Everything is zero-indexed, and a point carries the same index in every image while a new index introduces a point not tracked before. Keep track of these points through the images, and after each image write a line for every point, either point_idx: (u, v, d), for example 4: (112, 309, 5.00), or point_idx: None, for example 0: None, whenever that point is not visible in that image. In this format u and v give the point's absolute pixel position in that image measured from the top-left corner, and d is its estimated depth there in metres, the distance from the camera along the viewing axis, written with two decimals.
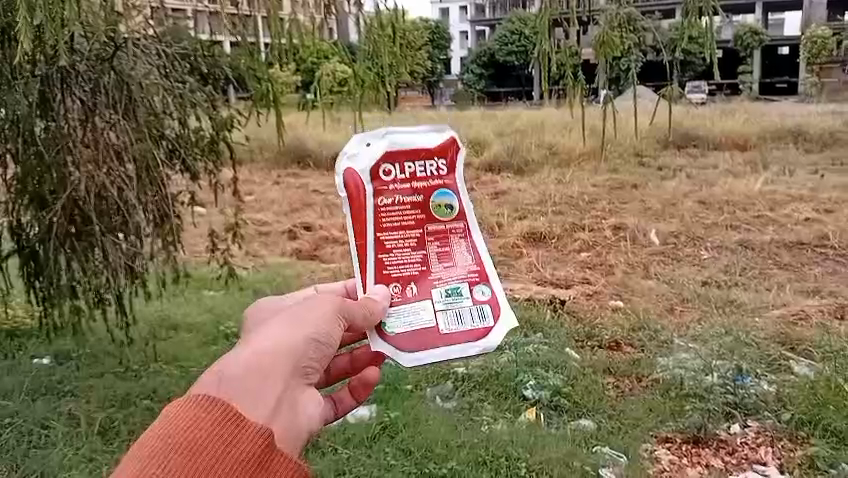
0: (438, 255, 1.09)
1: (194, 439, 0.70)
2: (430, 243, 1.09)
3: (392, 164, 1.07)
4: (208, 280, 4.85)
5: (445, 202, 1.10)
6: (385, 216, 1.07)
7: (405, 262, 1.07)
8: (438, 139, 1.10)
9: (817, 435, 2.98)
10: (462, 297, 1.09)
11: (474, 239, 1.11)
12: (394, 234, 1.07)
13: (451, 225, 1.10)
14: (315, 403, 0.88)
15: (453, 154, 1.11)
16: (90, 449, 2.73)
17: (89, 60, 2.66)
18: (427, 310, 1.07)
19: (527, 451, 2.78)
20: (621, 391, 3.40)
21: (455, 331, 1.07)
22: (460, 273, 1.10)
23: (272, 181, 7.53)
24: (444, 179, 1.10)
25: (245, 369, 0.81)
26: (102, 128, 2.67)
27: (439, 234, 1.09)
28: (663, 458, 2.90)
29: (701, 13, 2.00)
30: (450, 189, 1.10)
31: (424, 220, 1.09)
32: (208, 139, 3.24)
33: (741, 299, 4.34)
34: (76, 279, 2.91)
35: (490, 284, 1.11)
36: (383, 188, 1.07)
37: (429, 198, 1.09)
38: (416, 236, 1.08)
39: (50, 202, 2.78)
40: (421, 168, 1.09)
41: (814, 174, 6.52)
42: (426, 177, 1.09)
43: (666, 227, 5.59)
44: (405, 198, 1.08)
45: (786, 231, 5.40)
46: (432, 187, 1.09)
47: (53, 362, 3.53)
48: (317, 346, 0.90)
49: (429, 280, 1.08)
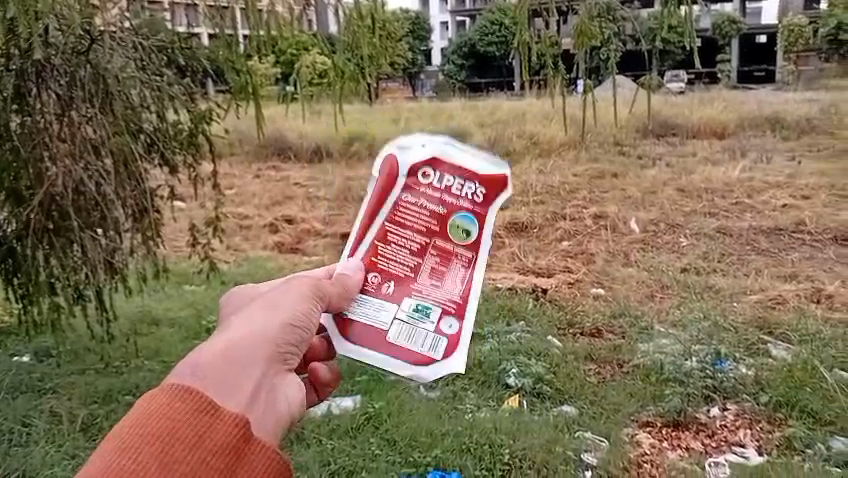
0: (430, 268, 1.03)
1: (167, 430, 0.70)
2: (429, 255, 1.03)
3: (436, 171, 1.04)
4: (189, 274, 4.83)
5: (467, 227, 1.03)
6: (400, 212, 1.04)
7: (396, 259, 1.04)
8: (495, 169, 1.04)
9: (794, 416, 3.04)
10: (428, 319, 1.02)
11: (475, 274, 1.03)
12: (398, 231, 1.04)
13: (459, 249, 1.03)
14: (293, 390, 0.87)
15: (498, 190, 1.04)
16: (73, 446, 2.72)
17: (64, 53, 2.60)
18: (389, 312, 1.02)
19: (510, 437, 2.81)
20: (602, 377, 3.44)
21: (402, 351, 1.02)
22: (442, 296, 1.03)
23: (253, 175, 7.49)
24: (477, 205, 1.03)
25: (219, 360, 0.80)
26: (79, 122, 2.64)
27: (442, 251, 1.03)
28: (644, 441, 2.95)
29: (679, 2, 2.02)
30: (475, 216, 1.03)
31: (435, 233, 1.03)
32: (187, 132, 3.20)
33: (719, 285, 4.41)
34: (54, 276, 2.87)
35: (462, 321, 1.03)
36: (415, 189, 1.04)
37: (450, 216, 1.03)
38: (420, 242, 1.03)
39: (27, 198, 2.77)
40: (458, 186, 1.04)
41: (791, 161, 6.60)
42: (458, 194, 1.03)
43: (646, 215, 5.64)
44: (428, 204, 1.04)
45: (764, 217, 5.48)
46: (459, 207, 1.03)
47: (33, 360, 3.50)
48: (292, 332, 0.90)
49: (408, 286, 1.03)
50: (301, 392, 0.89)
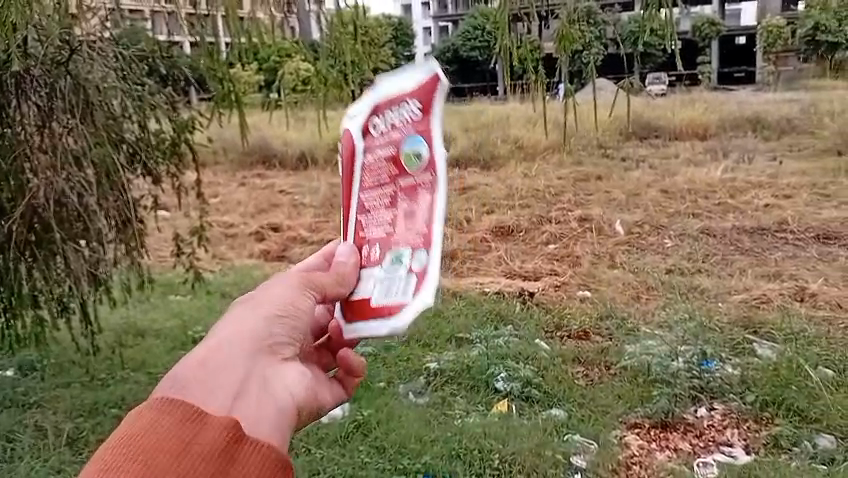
0: (400, 215, 0.92)
1: (151, 442, 0.70)
2: (399, 202, 0.91)
3: (379, 115, 0.93)
4: (174, 284, 4.79)
5: (416, 151, 0.89)
6: (363, 174, 0.95)
7: (374, 223, 0.94)
8: (420, 74, 0.89)
9: (781, 415, 3.06)
10: (400, 265, 0.91)
11: (438, 196, 0.88)
12: (367, 196, 0.94)
13: (419, 179, 0.89)
14: (287, 384, 0.89)
15: (432, 92, 0.88)
16: (58, 460, 2.69)
17: (44, 64, 2.57)
18: (375, 281, 0.94)
19: (499, 442, 2.81)
20: (590, 380, 3.45)
21: (384, 309, 0.91)
22: (411, 237, 0.90)
23: (238, 182, 7.45)
24: (416, 123, 0.89)
25: (202, 363, 0.82)
26: (60, 133, 2.62)
27: (407, 190, 0.90)
28: (633, 443, 2.96)
29: (660, 5, 2.03)
30: (418, 136, 0.88)
31: (395, 174, 0.91)
32: (170, 142, 3.18)
33: (704, 285, 4.44)
34: (38, 288, 2.84)
35: (431, 252, 0.88)
36: (370, 144, 0.94)
37: (400, 150, 0.90)
38: (389, 193, 0.92)
39: (8, 209, 2.73)
40: (397, 112, 0.91)
41: (772, 160, 6.66)
42: (399, 123, 0.91)
43: (631, 217, 5.67)
44: (382, 152, 0.93)
45: (747, 217, 5.52)
46: (404, 134, 0.90)
47: (17, 374, 3.46)
48: (279, 325, 0.91)
49: (389, 242, 0.93)
50: (297, 384, 0.91)
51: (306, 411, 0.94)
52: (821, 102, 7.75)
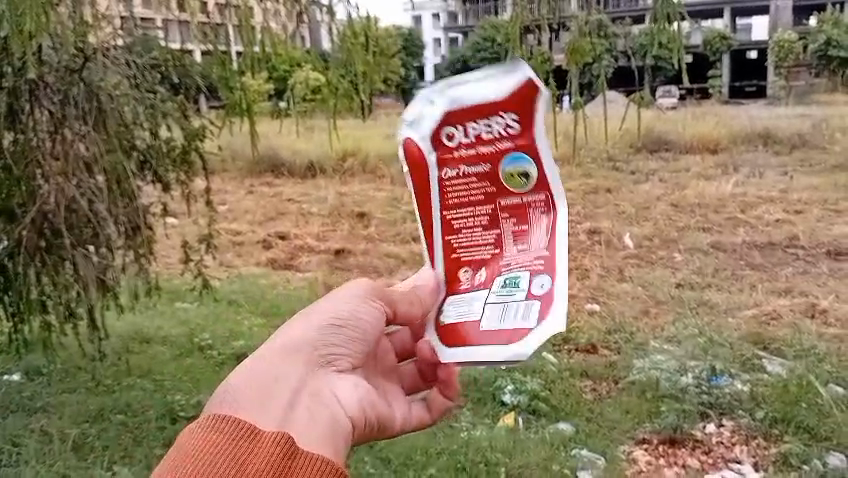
0: (508, 235, 1.03)
1: (215, 450, 0.84)
2: (504, 221, 1.03)
3: (456, 126, 1.03)
4: (181, 291, 4.79)
5: (519, 170, 1.01)
6: (450, 190, 1.04)
7: (476, 244, 1.05)
8: (509, 87, 1.00)
9: (790, 433, 3.02)
10: (518, 288, 1.01)
11: (557, 211, 1.00)
12: (459, 213, 1.05)
13: (527, 197, 1.02)
14: (341, 394, 1.08)
15: (531, 105, 0.99)
16: (63, 465, 2.68)
17: (58, 71, 2.59)
18: (481, 300, 1.04)
19: (506, 455, 2.80)
20: (598, 394, 3.42)
21: (512, 316, 1.00)
22: (524, 259, 1.02)
23: (246, 190, 7.44)
24: (515, 139, 1.00)
25: (268, 364, 1.02)
26: (72, 139, 2.61)
27: (514, 209, 1.02)
28: (640, 459, 2.94)
29: (670, 19, 2.05)
30: (524, 153, 1.00)
31: (493, 194, 1.03)
32: (180, 149, 3.20)
33: (714, 299, 4.41)
34: (46, 293, 2.86)
35: (553, 277, 0.99)
36: (447, 155, 1.04)
37: (499, 167, 1.02)
38: (490, 212, 1.03)
39: (19, 215, 2.77)
40: (486, 127, 1.01)
41: (783, 175, 6.61)
42: (494, 140, 1.01)
43: (640, 230, 5.64)
44: (471, 169, 1.03)
45: (757, 232, 5.48)
46: (504, 151, 1.01)
47: (24, 379, 3.46)
48: (338, 341, 1.10)
49: (495, 267, 1.04)
50: (351, 392, 1.10)
51: (363, 420, 1.11)
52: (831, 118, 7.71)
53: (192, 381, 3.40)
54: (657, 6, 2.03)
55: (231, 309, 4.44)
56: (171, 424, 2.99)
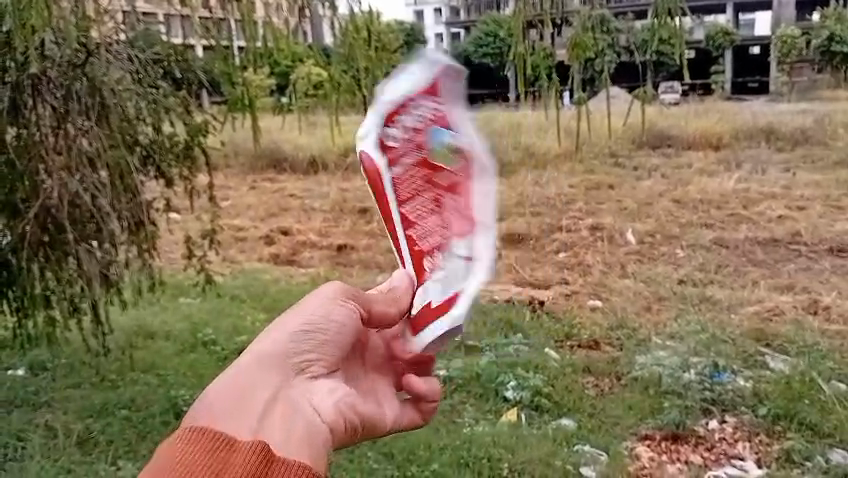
0: (442, 223, 0.98)
1: (185, 468, 0.76)
2: (442, 204, 0.97)
3: (394, 119, 0.96)
4: (184, 287, 4.79)
5: (443, 148, 0.95)
6: (397, 187, 0.98)
7: (425, 234, 0.99)
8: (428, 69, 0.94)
9: (793, 429, 3.02)
10: (459, 260, 0.97)
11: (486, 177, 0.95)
12: (408, 206, 0.99)
13: (459, 172, 0.96)
14: (319, 399, 0.96)
15: (447, 83, 0.94)
16: (68, 460, 2.69)
17: (60, 66, 2.59)
18: (434, 285, 0.99)
19: (509, 451, 2.80)
20: (600, 390, 3.42)
21: (452, 263, 0.98)
22: (463, 233, 0.97)
23: (248, 186, 7.44)
24: (438, 119, 0.94)
25: (237, 379, 0.91)
26: (74, 135, 2.60)
27: (449, 187, 0.96)
28: (643, 454, 2.94)
29: (670, 14, 2.02)
30: (446, 129, 0.94)
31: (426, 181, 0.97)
32: (183, 144, 3.18)
33: (716, 296, 4.42)
34: (50, 288, 2.87)
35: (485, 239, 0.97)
36: (387, 150, 0.98)
37: (430, 149, 0.96)
38: (432, 196, 0.97)
39: (23, 210, 2.76)
40: (415, 112, 0.95)
41: (786, 171, 6.60)
42: (421, 125, 0.95)
43: (643, 226, 5.64)
44: (410, 159, 0.97)
45: (760, 228, 5.48)
46: (430, 133, 0.95)
47: (28, 374, 3.46)
48: (311, 346, 0.99)
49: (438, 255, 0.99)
50: (334, 398, 0.98)
51: (347, 426, 0.99)
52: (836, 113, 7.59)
53: (195, 376, 3.41)
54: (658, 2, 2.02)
55: (234, 304, 4.45)
56: (175, 419, 2.99)
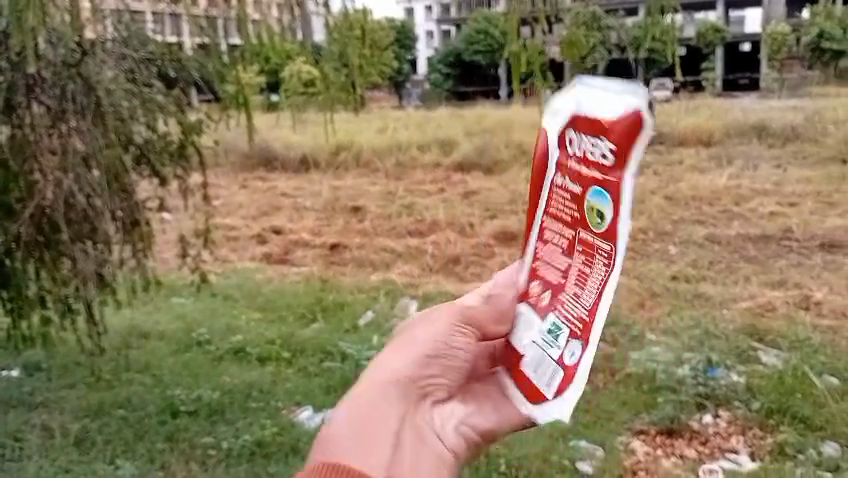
0: (595, 280, 0.80)
1: None
2: (577, 253, 0.83)
3: (574, 130, 0.81)
4: (178, 286, 4.79)
5: (600, 209, 0.78)
6: (554, 202, 0.86)
7: (558, 274, 0.86)
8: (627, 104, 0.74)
9: (786, 423, 3.06)
10: (556, 343, 0.85)
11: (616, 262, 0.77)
12: (553, 233, 0.87)
13: (601, 241, 0.79)
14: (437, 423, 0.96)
15: (624, 128, 0.74)
16: (66, 460, 2.69)
17: (52, 66, 2.55)
18: (544, 350, 0.88)
19: (505, 448, 2.84)
20: (594, 386, 3.45)
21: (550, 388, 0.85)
22: (582, 307, 0.82)
23: (240, 187, 7.55)
24: (609, 167, 0.76)
25: (362, 410, 0.89)
26: (68, 134, 2.57)
27: (585, 246, 0.81)
28: (638, 449, 2.98)
29: (664, 11, 2.06)
30: (612, 184, 0.76)
31: (578, 223, 0.82)
32: (177, 143, 3.17)
33: (708, 292, 4.46)
34: (44, 289, 2.88)
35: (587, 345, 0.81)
36: (562, 164, 0.84)
37: (585, 196, 0.80)
38: (571, 240, 0.84)
39: (18, 209, 2.76)
40: (593, 146, 0.78)
41: (776, 169, 6.92)
42: (592, 163, 0.79)
43: (634, 223, 5.71)
44: (569, 186, 0.82)
45: (750, 225, 5.57)
46: (591, 181, 0.79)
47: (23, 374, 3.45)
48: (428, 375, 0.97)
49: (585, 323, 0.81)
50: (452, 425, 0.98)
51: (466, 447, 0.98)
52: None
53: (191, 375, 3.40)
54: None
55: (228, 303, 4.46)
56: (172, 419, 2.99)
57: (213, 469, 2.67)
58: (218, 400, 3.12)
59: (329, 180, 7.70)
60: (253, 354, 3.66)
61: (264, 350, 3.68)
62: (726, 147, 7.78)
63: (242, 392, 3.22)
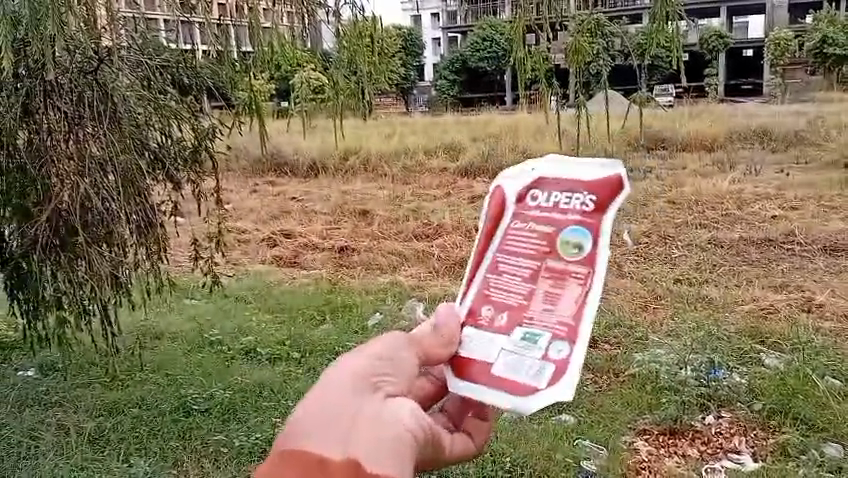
0: (573, 294, 0.87)
1: None
2: (543, 278, 0.89)
3: (542, 189, 0.94)
4: (189, 288, 4.86)
5: (578, 241, 0.89)
6: (513, 239, 0.93)
7: (513, 294, 0.91)
8: (604, 171, 0.90)
9: (788, 424, 3.10)
10: (535, 344, 0.86)
11: (594, 284, 0.87)
12: (512, 260, 0.92)
13: (573, 265, 0.88)
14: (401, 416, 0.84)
15: (608, 187, 0.89)
16: (81, 458, 2.75)
17: (70, 73, 2.61)
18: (504, 353, 0.88)
19: (511, 446, 2.90)
20: (598, 387, 3.51)
21: (520, 389, 0.84)
22: (554, 319, 0.87)
23: (249, 191, 7.68)
24: (588, 213, 0.89)
25: (317, 408, 0.81)
26: (84, 139, 2.61)
27: (555, 271, 0.89)
28: (642, 449, 3.02)
29: (668, 18, 2.09)
30: (590, 225, 0.88)
31: (545, 253, 0.90)
32: (190, 148, 3.28)
33: (711, 295, 4.51)
34: (61, 290, 2.90)
35: (571, 344, 0.84)
36: (523, 213, 0.94)
37: (560, 231, 0.90)
38: (537, 267, 0.90)
39: (35, 212, 2.83)
40: (567, 197, 0.91)
41: (779, 174, 6.99)
42: (567, 208, 0.91)
43: (639, 227, 5.78)
44: (538, 227, 0.92)
45: (754, 229, 5.63)
46: (567, 221, 0.90)
47: (38, 374, 3.52)
48: (366, 385, 0.84)
49: (569, 329, 0.85)
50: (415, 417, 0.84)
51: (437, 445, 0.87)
52: (826, 115, 8.82)
53: (204, 375, 3.46)
54: (656, 5, 2.08)
55: (239, 304, 4.53)
56: (185, 417, 3.06)
57: (225, 467, 2.72)
58: (230, 399, 3.18)
59: (337, 184, 7.78)
60: (263, 354, 3.72)
61: (274, 351, 3.75)
62: (729, 152, 7.84)
63: (253, 391, 3.28)
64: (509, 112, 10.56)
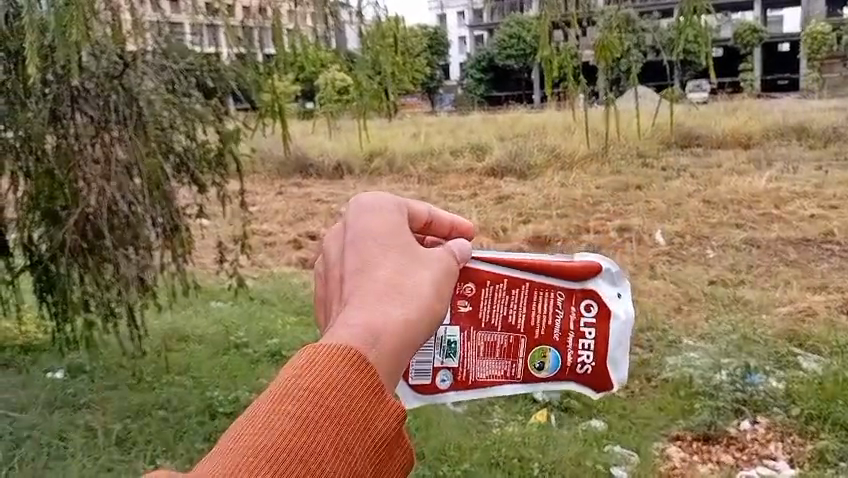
0: (497, 369, 0.90)
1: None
2: (511, 339, 0.90)
3: (598, 323, 0.91)
4: (215, 291, 4.88)
5: (546, 366, 0.91)
6: (540, 296, 0.90)
7: (492, 316, 0.90)
8: (615, 376, 0.92)
9: (827, 430, 2.99)
10: (450, 358, 0.89)
11: (506, 387, 0.92)
12: (523, 298, 0.90)
13: (522, 363, 0.91)
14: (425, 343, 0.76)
15: (602, 383, 0.92)
16: (108, 459, 2.76)
17: (97, 79, 2.62)
18: (440, 338, 0.88)
19: (539, 452, 2.82)
20: (631, 392, 3.42)
21: (413, 371, 0.88)
22: (473, 365, 0.90)
23: (276, 193, 7.72)
24: (574, 369, 0.91)
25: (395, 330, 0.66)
26: (111, 142, 2.66)
27: (517, 347, 0.90)
28: (674, 456, 2.94)
29: (697, 12, 2.00)
30: (562, 371, 0.92)
31: (534, 337, 0.90)
32: (215, 151, 3.20)
33: (747, 296, 4.38)
34: (88, 293, 2.96)
35: (451, 390, 0.90)
36: (569, 306, 0.91)
37: (553, 344, 0.91)
38: (519, 330, 0.90)
39: (62, 216, 2.86)
40: (587, 344, 0.91)
41: (817, 171, 6.81)
42: (580, 347, 0.91)
43: (671, 227, 5.67)
44: (558, 322, 0.90)
45: (791, 228, 5.48)
46: (563, 352, 0.91)
47: (66, 376, 3.55)
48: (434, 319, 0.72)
49: (465, 382, 0.90)
50: None
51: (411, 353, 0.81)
52: None
53: (229, 378, 3.46)
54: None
55: (265, 307, 4.53)
56: (211, 420, 3.06)
57: None
58: None
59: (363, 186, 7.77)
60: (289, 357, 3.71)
61: None
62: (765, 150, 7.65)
63: None
64: (536, 111, 10.44)
